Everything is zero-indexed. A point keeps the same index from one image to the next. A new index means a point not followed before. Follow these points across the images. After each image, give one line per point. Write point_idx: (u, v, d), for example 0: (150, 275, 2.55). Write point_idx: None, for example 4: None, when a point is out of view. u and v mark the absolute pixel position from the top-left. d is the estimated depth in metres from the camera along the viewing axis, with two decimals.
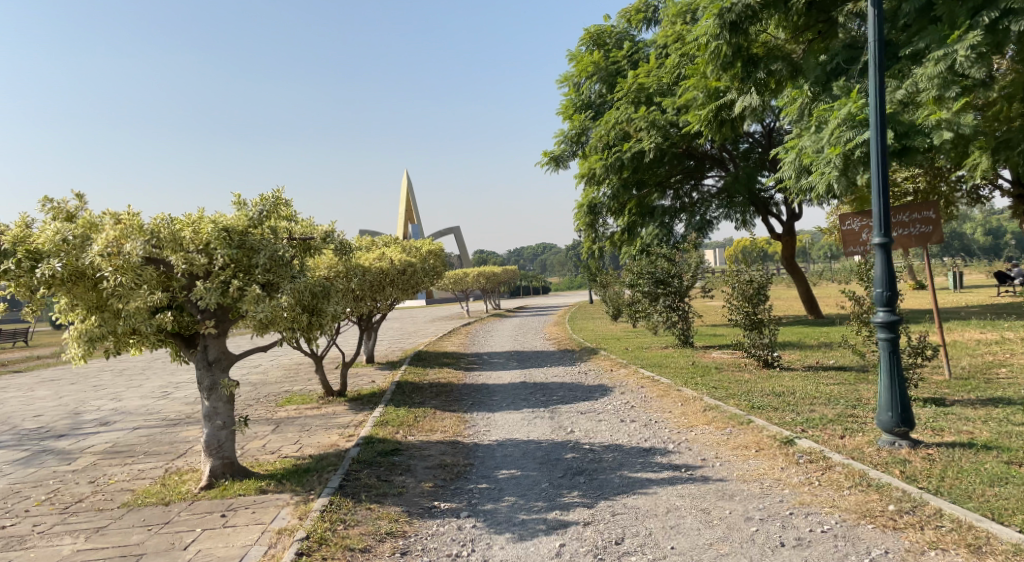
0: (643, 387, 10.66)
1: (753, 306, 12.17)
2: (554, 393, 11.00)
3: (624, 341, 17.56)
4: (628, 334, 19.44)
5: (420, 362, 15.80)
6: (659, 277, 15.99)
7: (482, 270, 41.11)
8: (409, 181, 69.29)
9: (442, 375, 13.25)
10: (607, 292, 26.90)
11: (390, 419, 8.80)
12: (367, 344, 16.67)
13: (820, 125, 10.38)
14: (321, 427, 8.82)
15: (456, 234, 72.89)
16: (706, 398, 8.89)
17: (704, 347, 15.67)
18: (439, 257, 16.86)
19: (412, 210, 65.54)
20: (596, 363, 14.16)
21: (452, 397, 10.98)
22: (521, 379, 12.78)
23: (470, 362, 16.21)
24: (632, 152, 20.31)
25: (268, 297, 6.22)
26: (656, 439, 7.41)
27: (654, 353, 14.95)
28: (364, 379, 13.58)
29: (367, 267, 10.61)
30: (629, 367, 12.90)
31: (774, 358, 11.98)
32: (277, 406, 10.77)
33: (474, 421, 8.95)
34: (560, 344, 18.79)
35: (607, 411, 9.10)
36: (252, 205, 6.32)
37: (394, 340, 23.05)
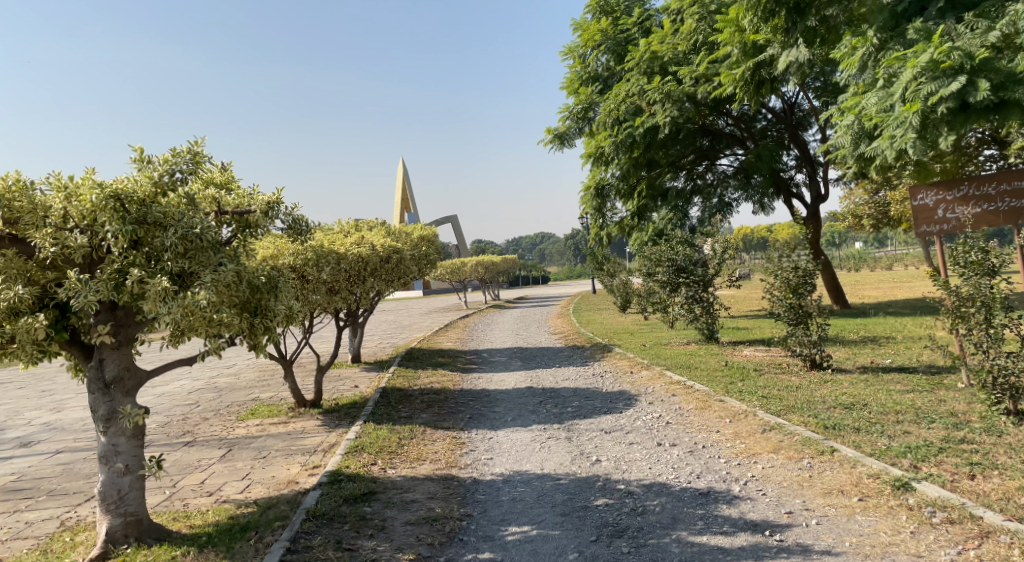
0: (675, 396, 8.92)
1: (798, 298, 10.33)
2: (568, 402, 9.24)
3: (640, 337, 15.78)
4: (642, 328, 17.69)
5: (411, 362, 14.03)
6: (680, 264, 14.15)
7: (481, 259, 39.23)
8: (405, 169, 67.46)
9: (436, 379, 11.49)
10: (615, 282, 25.13)
11: (368, 442, 7.04)
12: (353, 342, 14.89)
13: (889, 79, 8.55)
14: (281, 454, 7.05)
15: (455, 223, 71.12)
16: (762, 415, 7.14)
17: (732, 343, 13.92)
18: (432, 244, 15.04)
19: (409, 198, 63.76)
20: (612, 363, 12.40)
21: (446, 408, 9.21)
22: (528, 383, 11.03)
23: (469, 361, 14.45)
24: (644, 128, 18.49)
25: (181, 292, 4.41)
26: (712, 475, 5.64)
27: (678, 351, 13.17)
28: (346, 384, 11.81)
29: (343, 254, 8.81)
30: (652, 369, 11.15)
31: (824, 358, 10.24)
32: (237, 421, 9.01)
33: (472, 444, 7.18)
34: (568, 340, 17.05)
35: (638, 430, 7.35)
36: (160, 164, 4.54)
37: (387, 336, 21.31)
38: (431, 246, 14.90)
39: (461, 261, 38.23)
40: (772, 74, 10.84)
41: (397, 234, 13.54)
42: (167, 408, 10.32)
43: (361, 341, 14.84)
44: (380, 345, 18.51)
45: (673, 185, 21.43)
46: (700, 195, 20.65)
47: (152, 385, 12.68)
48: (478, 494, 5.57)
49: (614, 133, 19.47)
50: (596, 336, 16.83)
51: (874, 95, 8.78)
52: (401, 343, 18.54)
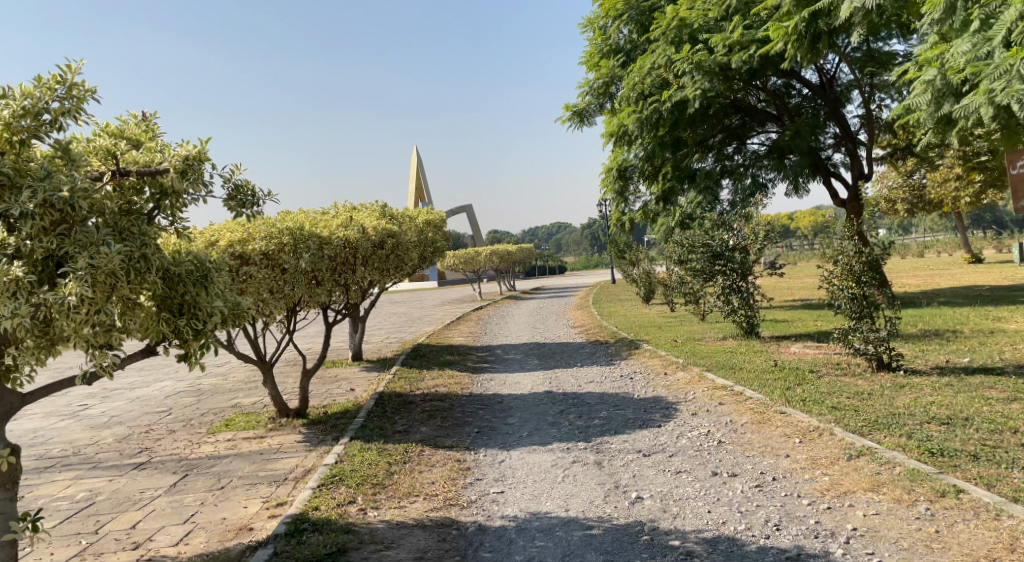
0: (723, 405, 7.47)
1: (862, 288, 8.83)
2: (594, 411, 7.82)
3: (669, 331, 14.31)
4: (670, 321, 16.28)
5: (417, 360, 12.67)
6: (716, 250, 12.60)
7: (495, 248, 37.73)
8: (417, 156, 66.66)
9: (442, 382, 10.11)
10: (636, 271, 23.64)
11: (350, 469, 5.69)
12: (354, 337, 13.58)
13: (986, 20, 7.01)
14: (244, 484, 5.71)
15: (469, 213, 69.74)
16: (844, 435, 5.69)
17: (776, 338, 12.40)
18: (438, 230, 13.64)
19: (422, 188, 62.49)
20: (642, 362, 10.95)
21: (451, 419, 7.83)
22: (547, 387, 9.62)
23: (480, 359, 13.07)
24: (672, 102, 16.95)
25: (43, 286, 3.12)
26: (797, 526, 4.22)
27: (714, 348, 11.70)
28: (341, 388, 10.47)
29: (326, 239, 7.42)
30: (689, 369, 9.70)
31: (893, 357, 8.74)
32: (206, 436, 7.69)
33: (479, 470, 5.80)
34: (589, 334, 15.62)
35: (684, 452, 5.92)
36: (18, 100, 3.24)
37: (394, 331, 19.97)
38: (437, 234, 13.48)
39: (474, 251, 36.75)
40: (831, 26, 9.29)
41: (400, 219, 12.15)
42: (135, 417, 9.05)
43: (362, 337, 13.51)
44: (387, 340, 17.21)
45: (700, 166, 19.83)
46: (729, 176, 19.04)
47: (129, 388, 11.41)
48: (483, 552, 4.19)
49: (638, 108, 17.94)
50: (621, 330, 15.38)
51: (967, 42, 7.20)
52: (409, 338, 17.20)
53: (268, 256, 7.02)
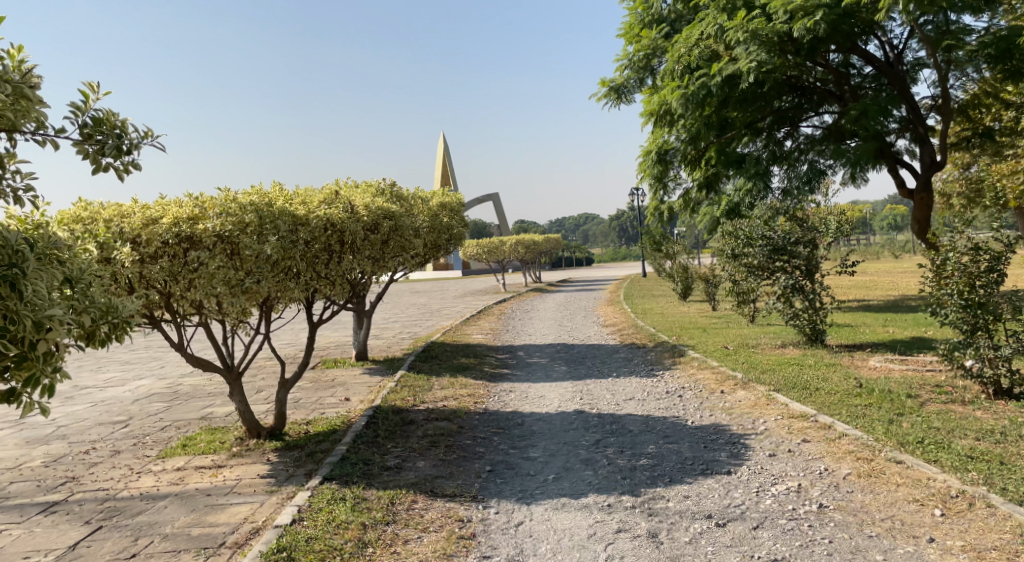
0: (810, 443, 5.76)
1: (977, 294, 7.05)
2: (639, 444, 6.15)
3: (717, 336, 12.55)
4: (715, 324, 14.52)
5: (427, 362, 11.09)
6: (776, 244, 10.78)
7: (521, 238, 36.05)
8: (444, 143, 65.40)
9: (452, 394, 8.51)
10: (673, 266, 21.87)
11: (307, 536, 4.12)
12: (358, 335, 12.05)
13: None
14: (163, 551, 4.16)
15: (496, 202, 68.19)
16: (1016, 509, 3.98)
17: (845, 348, 10.60)
18: (454, 215, 12.02)
19: (449, 175, 61.03)
20: (690, 374, 9.26)
21: (458, 449, 6.22)
22: (577, 405, 7.97)
23: (499, 363, 11.46)
24: (722, 76, 15.11)
25: None
26: None
27: (774, 359, 9.96)
28: (335, 397, 8.92)
29: (303, 220, 5.86)
30: (751, 388, 7.98)
31: (1017, 383, 6.94)
32: (153, 462, 6.17)
33: (488, 541, 4.18)
34: (624, 335, 13.93)
35: (774, 523, 4.24)
36: None
37: (409, 325, 18.44)
38: (453, 220, 11.87)
39: (499, 240, 35.12)
40: None
41: (410, 201, 10.54)
42: (85, 428, 7.60)
43: (367, 334, 11.99)
44: (400, 337, 15.68)
45: (749, 149, 17.90)
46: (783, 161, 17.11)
47: (96, 389, 9.98)
48: None
49: (684, 83, 16.07)
50: (660, 332, 13.64)
51: None
52: (423, 335, 15.66)
53: (224, 238, 5.48)
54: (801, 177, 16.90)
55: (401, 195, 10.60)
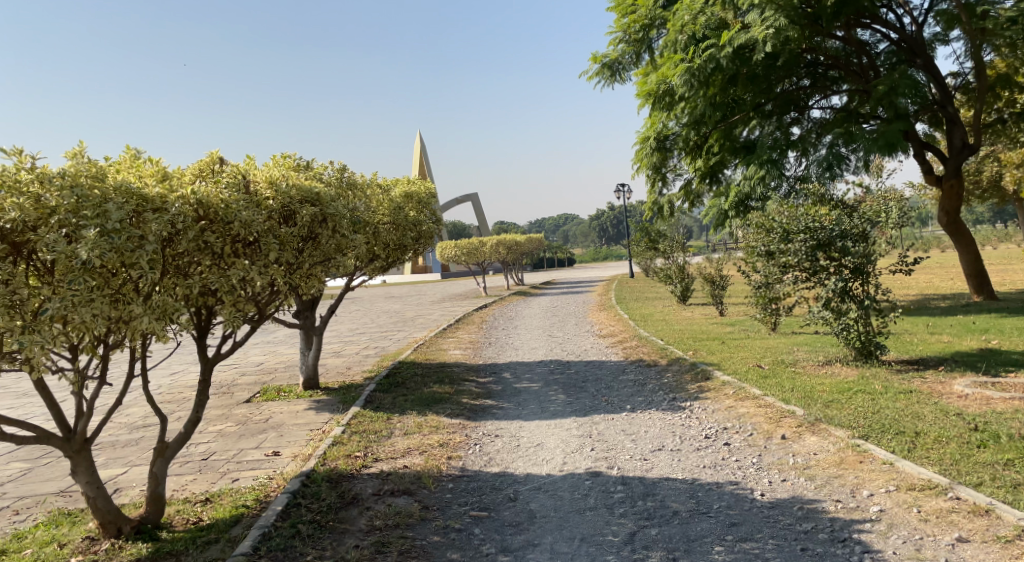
0: (976, 548, 3.67)
1: None
2: (697, 544, 4.02)
3: (741, 351, 10.46)
4: (731, 335, 12.47)
5: (390, 392, 8.85)
6: (821, 238, 8.73)
7: (502, 238, 33.84)
8: (421, 141, 63.26)
9: (418, 446, 6.29)
10: (672, 266, 19.84)
11: None
12: (307, 357, 9.79)
13: None
14: None
15: (475, 202, 65.97)
16: None
17: (908, 367, 8.55)
18: (421, 208, 9.75)
19: (426, 175, 58.74)
20: (727, 408, 7.13)
21: (419, 557, 4.04)
22: (588, 460, 5.81)
23: (480, 390, 9.25)
24: (734, 45, 13.05)
25: None
26: None
27: (827, 382, 7.89)
28: (261, 449, 6.66)
29: (149, 200, 3.62)
30: (824, 432, 5.85)
31: None
32: None
33: None
34: (627, 350, 11.78)
35: None
36: None
37: (376, 339, 16.17)
38: (422, 215, 9.64)
39: (478, 241, 32.89)
40: None
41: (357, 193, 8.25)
42: None
43: (319, 356, 9.73)
44: (364, 355, 13.43)
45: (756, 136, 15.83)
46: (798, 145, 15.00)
47: None
48: None
49: (688, 56, 13.98)
50: (671, 345, 11.54)
51: None
52: (391, 352, 13.43)
53: (9, 235, 3.33)
54: (819, 164, 14.84)
55: (347, 187, 8.40)
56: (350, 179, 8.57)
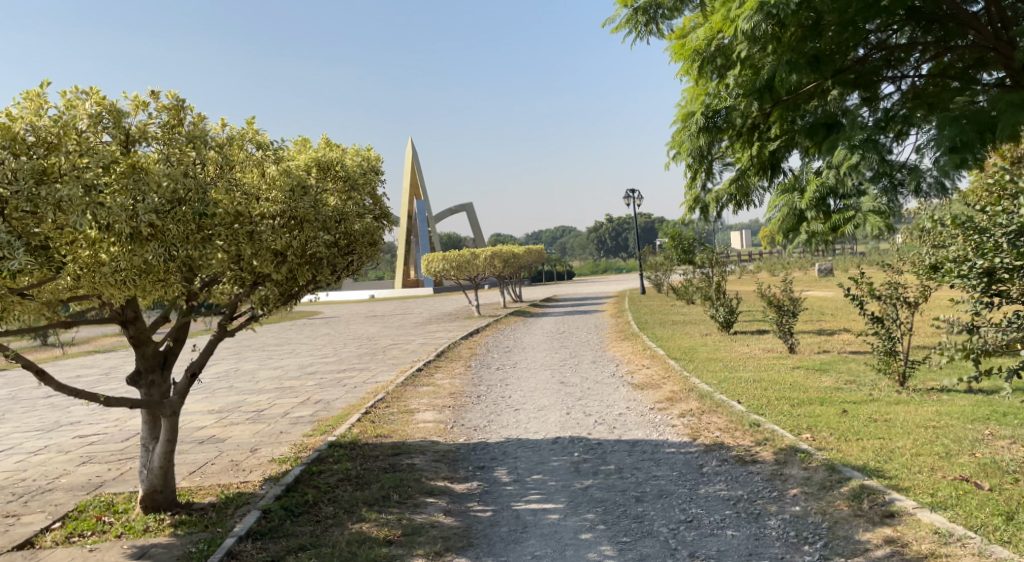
0: None
1: None
2: None
3: (895, 435, 6.26)
4: (841, 393, 8.27)
5: (282, 539, 4.69)
6: None
7: (498, 249, 29.67)
8: (412, 149, 59.45)
9: None
10: (714, 287, 15.63)
11: None
12: (153, 450, 5.61)
13: None
14: None
15: (470, 213, 62.01)
16: None
17: None
18: (351, 196, 5.49)
19: (418, 184, 54.62)
20: None
21: None
22: None
23: (454, 523, 5.06)
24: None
25: None
26: None
27: None
28: None
29: None
30: None
31: None
32: None
33: None
34: (691, 422, 7.60)
35: None
36: None
37: (327, 386, 11.94)
38: (351, 202, 5.50)
39: (470, 253, 28.74)
40: None
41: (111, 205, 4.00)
42: None
43: (174, 448, 5.56)
44: (294, 418, 9.22)
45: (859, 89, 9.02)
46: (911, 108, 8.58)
47: None
48: None
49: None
50: (764, 418, 7.20)
51: None
52: (334, 414, 9.20)
53: None
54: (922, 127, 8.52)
55: (181, 174, 4.30)
56: (195, 153, 4.45)
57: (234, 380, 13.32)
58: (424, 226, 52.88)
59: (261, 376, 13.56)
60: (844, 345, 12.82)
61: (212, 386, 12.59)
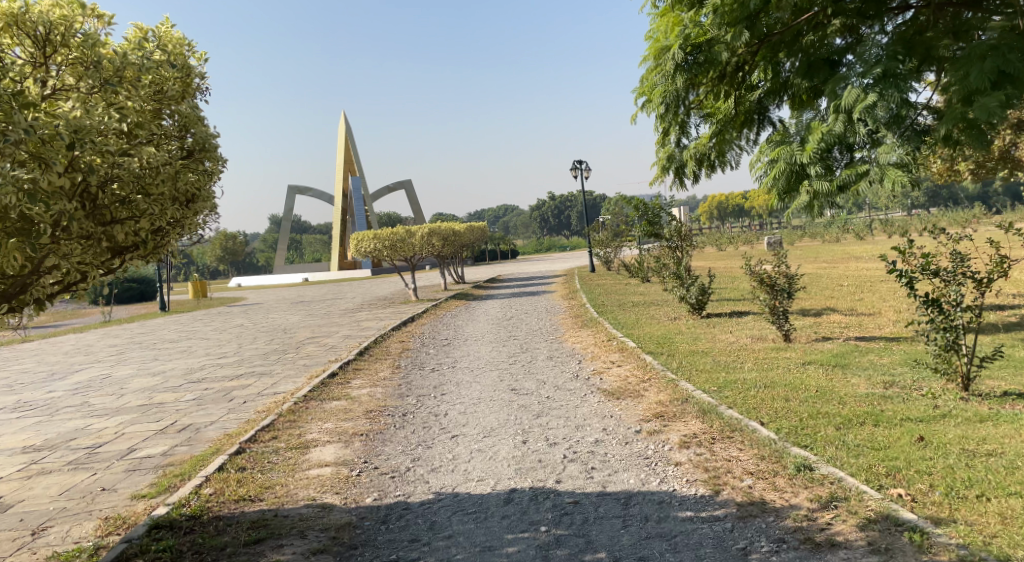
0: None
1: None
2: None
3: None
4: (893, 403, 6.11)
5: None
6: None
7: (436, 226, 27.02)
8: (343, 123, 55.77)
9: None
10: (687, 268, 13.48)
11: None
12: None
13: None
14: None
15: (408, 190, 58.89)
16: None
17: None
18: (117, 103, 3.73)
19: (351, 159, 51.12)
20: None
21: None
22: None
23: None
24: None
25: None
26: None
27: None
28: None
29: None
30: None
31: None
32: None
33: None
34: (702, 458, 5.32)
35: None
36: None
37: (208, 401, 9.21)
38: (111, 111, 3.69)
39: (405, 231, 25.97)
40: None
41: None
42: None
43: None
44: (138, 460, 6.53)
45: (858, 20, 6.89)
46: (931, 34, 6.31)
47: None
48: None
49: None
50: (813, 453, 4.96)
51: None
52: (196, 453, 6.55)
53: None
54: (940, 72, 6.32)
55: None
56: None
57: (93, 394, 10.42)
58: (359, 204, 49.58)
59: (130, 388, 10.68)
60: (844, 330, 10.78)
61: (57, 406, 9.65)
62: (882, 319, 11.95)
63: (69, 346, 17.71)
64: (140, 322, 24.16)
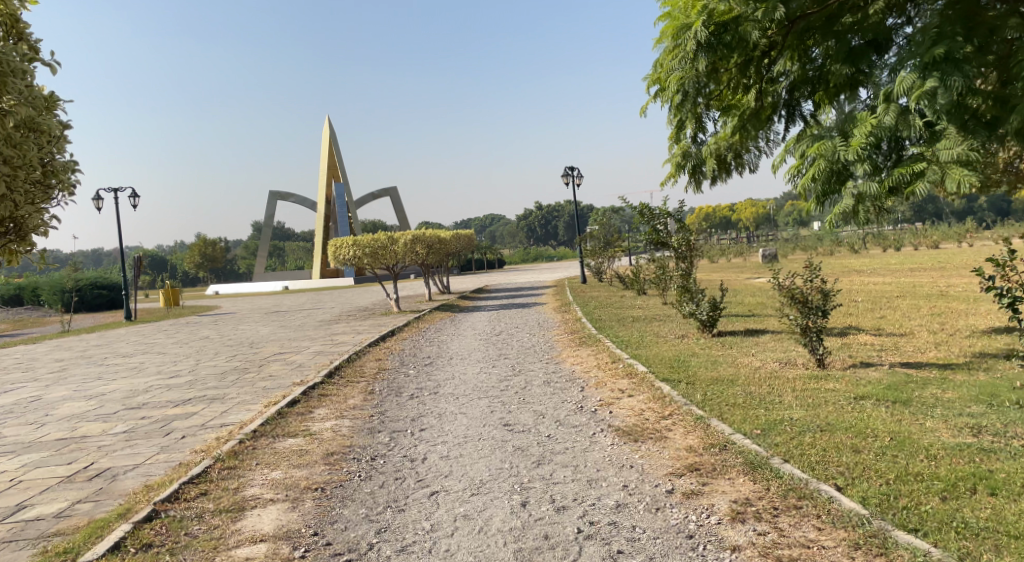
0: None
1: None
2: None
3: None
4: (999, 459, 4.76)
5: None
6: None
7: (421, 234, 25.54)
8: (327, 127, 54.20)
9: None
10: (699, 290, 12.20)
11: None
12: None
13: None
14: None
15: (394, 198, 57.36)
16: None
17: None
18: None
19: (335, 164, 49.56)
20: None
21: None
22: None
23: None
24: None
25: None
26: None
27: None
28: None
29: None
30: None
31: None
32: None
33: None
34: (770, 539, 3.95)
35: None
36: None
37: (141, 435, 7.72)
38: None
39: (387, 238, 24.49)
40: None
41: None
42: None
43: None
44: (20, 527, 5.05)
45: None
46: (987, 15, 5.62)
47: None
48: None
49: None
50: (931, 542, 3.60)
51: None
52: (96, 517, 5.09)
53: None
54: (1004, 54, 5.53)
55: None
56: None
57: (10, 423, 8.87)
58: (343, 211, 48.01)
59: (55, 416, 9.16)
60: (882, 355, 9.43)
61: None
62: (919, 341, 10.62)
63: (10, 359, 15.99)
64: (100, 332, 22.48)
